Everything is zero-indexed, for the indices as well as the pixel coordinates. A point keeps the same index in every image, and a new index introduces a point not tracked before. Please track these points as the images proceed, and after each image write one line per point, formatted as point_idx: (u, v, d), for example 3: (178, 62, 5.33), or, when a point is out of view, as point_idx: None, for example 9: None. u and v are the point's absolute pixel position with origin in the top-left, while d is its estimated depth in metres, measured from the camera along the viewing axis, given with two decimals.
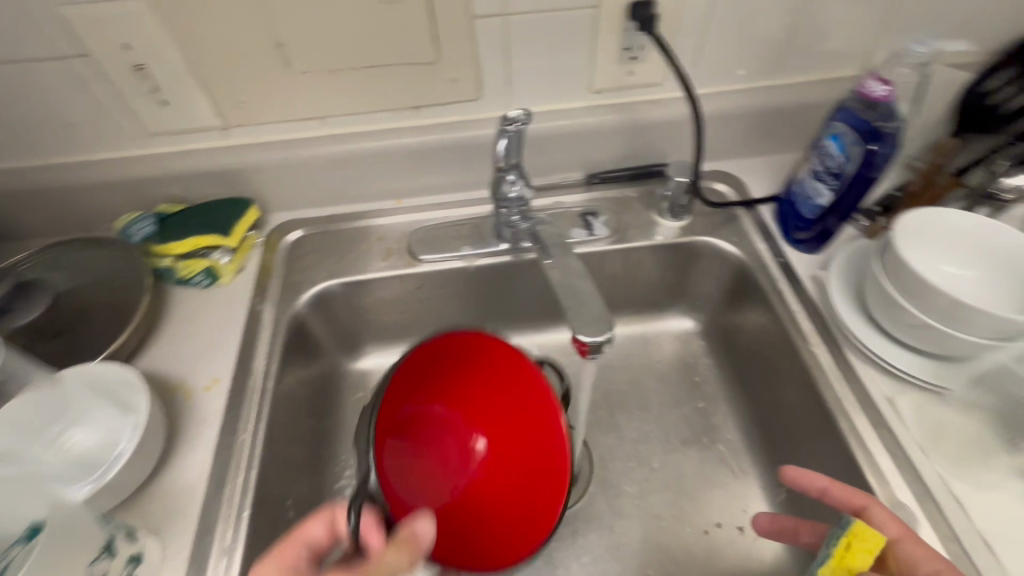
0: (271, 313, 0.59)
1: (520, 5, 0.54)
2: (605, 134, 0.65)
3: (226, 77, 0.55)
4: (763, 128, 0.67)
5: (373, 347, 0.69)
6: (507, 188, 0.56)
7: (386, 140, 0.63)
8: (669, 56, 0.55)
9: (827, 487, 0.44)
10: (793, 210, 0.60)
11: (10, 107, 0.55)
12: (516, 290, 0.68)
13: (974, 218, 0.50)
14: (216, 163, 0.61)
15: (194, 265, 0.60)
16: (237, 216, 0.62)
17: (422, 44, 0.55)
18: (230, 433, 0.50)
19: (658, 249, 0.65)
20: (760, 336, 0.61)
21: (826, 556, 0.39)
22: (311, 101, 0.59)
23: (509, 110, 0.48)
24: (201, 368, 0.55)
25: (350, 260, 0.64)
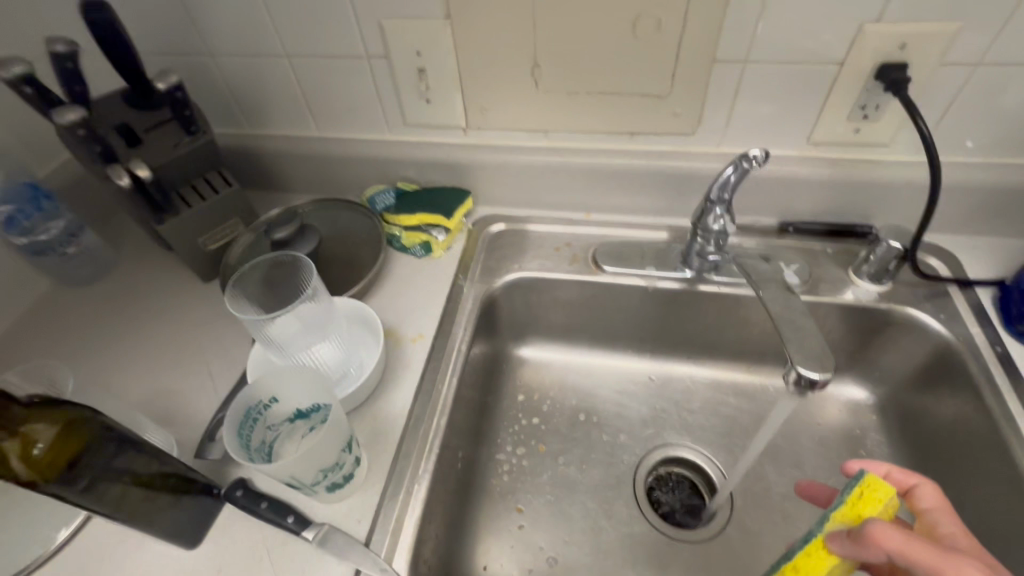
0: (470, 287, 0.68)
1: (764, 55, 0.56)
2: (814, 185, 0.65)
3: (485, 89, 0.66)
4: (995, 207, 0.63)
5: (538, 340, 0.76)
6: (711, 221, 0.58)
7: (595, 158, 0.69)
8: (914, 118, 0.54)
9: (888, 469, 0.45)
10: (1023, 298, 0.56)
11: (311, 92, 0.71)
12: (688, 321, 0.70)
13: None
14: (451, 156, 0.73)
15: (416, 237, 0.71)
16: (457, 203, 0.73)
17: (659, 79, 0.60)
18: (430, 380, 0.59)
19: (847, 308, 0.63)
20: (957, 426, 0.56)
21: (838, 503, 0.40)
22: (545, 115, 0.67)
23: (750, 148, 0.49)
24: (412, 323, 0.65)
25: (540, 258, 0.71)
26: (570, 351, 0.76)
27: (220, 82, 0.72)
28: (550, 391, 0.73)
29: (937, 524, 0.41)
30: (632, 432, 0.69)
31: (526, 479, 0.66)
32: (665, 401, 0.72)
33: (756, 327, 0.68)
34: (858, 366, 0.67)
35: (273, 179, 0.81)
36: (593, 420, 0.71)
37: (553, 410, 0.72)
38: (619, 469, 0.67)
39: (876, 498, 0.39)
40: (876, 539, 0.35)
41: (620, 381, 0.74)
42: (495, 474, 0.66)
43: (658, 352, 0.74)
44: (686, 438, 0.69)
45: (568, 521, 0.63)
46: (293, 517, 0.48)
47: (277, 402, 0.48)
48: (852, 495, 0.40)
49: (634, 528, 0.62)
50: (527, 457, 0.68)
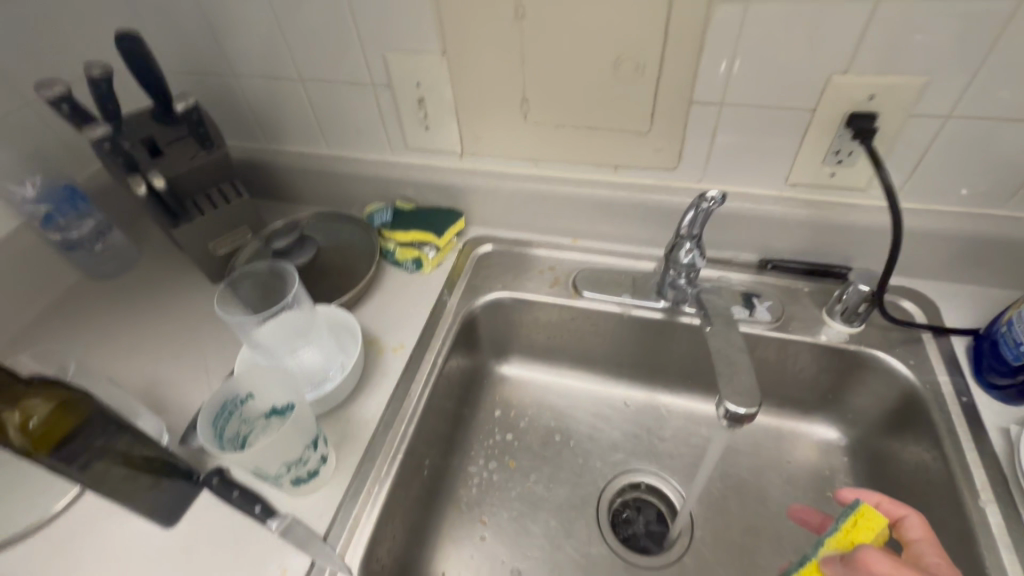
0: (454, 304, 0.72)
1: (738, 99, 0.59)
2: (791, 225, 0.66)
3: (479, 119, 0.70)
4: (975, 256, 0.63)
5: (519, 359, 0.78)
6: (682, 254, 0.60)
7: (581, 188, 0.72)
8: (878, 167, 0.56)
9: (878, 500, 0.48)
10: (992, 349, 0.56)
11: (322, 114, 0.77)
12: (663, 349, 0.72)
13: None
14: (448, 179, 0.77)
15: (408, 254, 0.75)
16: (449, 224, 0.77)
17: (639, 117, 0.63)
18: (404, 390, 0.62)
19: (818, 347, 0.64)
20: (919, 473, 0.56)
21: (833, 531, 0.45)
22: (534, 146, 0.71)
23: (706, 191, 0.52)
24: (394, 333, 0.69)
25: (524, 280, 0.75)
26: (549, 372, 0.78)
27: (243, 101, 0.78)
28: (527, 409, 0.76)
29: (923, 554, 0.43)
30: (602, 455, 0.71)
31: (494, 492, 0.68)
32: (637, 427, 0.73)
33: None
34: (830, 406, 0.67)
35: (286, 192, 0.87)
36: (565, 440, 0.73)
37: (527, 427, 0.74)
38: (585, 490, 0.68)
39: (868, 526, 0.43)
40: (866, 565, 0.39)
41: (596, 405, 0.75)
42: (464, 485, 0.69)
43: (634, 378, 0.76)
44: (654, 465, 0.70)
45: (529, 537, 0.64)
46: (260, 506, 0.51)
47: (253, 397, 0.53)
48: (847, 523, 0.45)
49: (593, 550, 0.63)
50: (498, 471, 0.70)
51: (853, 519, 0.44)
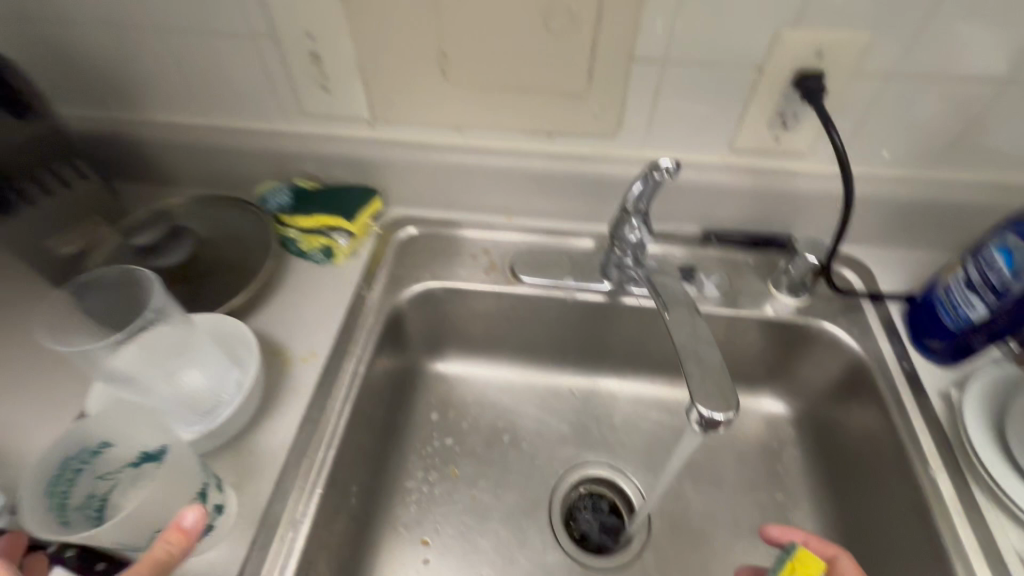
0: (374, 299, 0.62)
1: (683, 55, 0.53)
2: (736, 193, 0.63)
3: (389, 79, 0.59)
4: (908, 220, 0.63)
5: (454, 354, 0.70)
6: (627, 231, 0.55)
7: (514, 159, 0.64)
8: (830, 128, 0.52)
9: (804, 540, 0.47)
10: (930, 314, 0.56)
11: (190, 73, 0.62)
12: (608, 333, 0.67)
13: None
14: (357, 151, 0.66)
15: (314, 241, 0.64)
16: (363, 204, 0.66)
17: (575, 77, 0.56)
18: (318, 408, 0.52)
19: (766, 321, 0.61)
20: (866, 442, 0.56)
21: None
22: (457, 111, 0.61)
23: (660, 159, 0.47)
24: (303, 339, 0.58)
25: (454, 266, 0.66)
26: (488, 365, 0.71)
27: (78, 57, 0.61)
28: (466, 410, 0.68)
29: None
30: (552, 452, 0.66)
31: (435, 508, 0.61)
32: (586, 417, 0.68)
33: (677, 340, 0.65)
34: (776, 379, 0.66)
35: (152, 171, 0.71)
36: (511, 440, 0.66)
37: (469, 429, 0.67)
38: (535, 492, 0.63)
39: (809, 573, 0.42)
40: None
41: (542, 397, 0.69)
42: (400, 504, 0.61)
43: (579, 365, 0.70)
44: (605, 456, 0.65)
45: (478, 553, 0.58)
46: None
47: (112, 445, 0.41)
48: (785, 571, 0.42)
49: (548, 557, 0.58)
50: (439, 483, 0.62)
51: (790, 569, 0.42)
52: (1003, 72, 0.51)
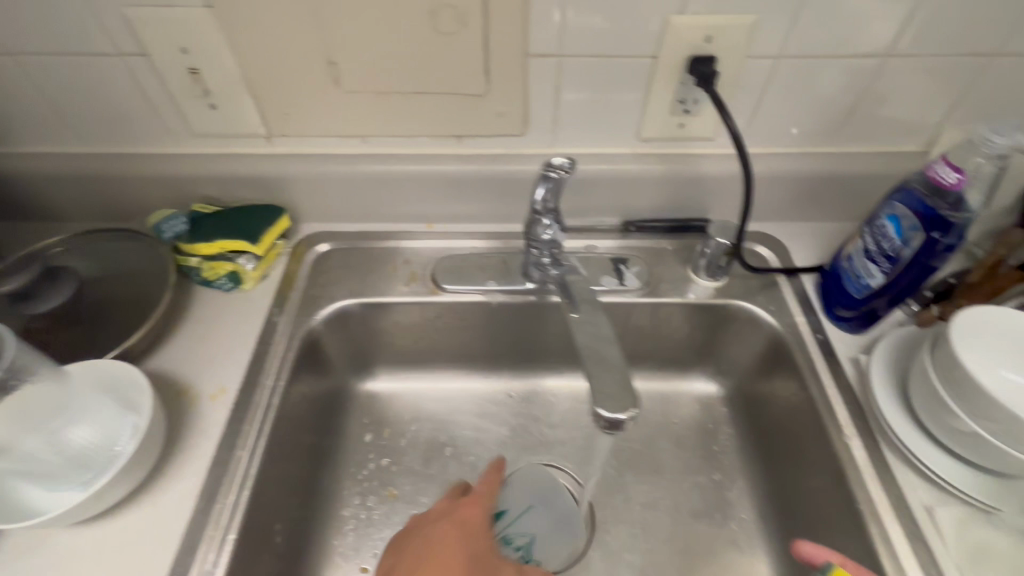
0: (288, 324, 0.59)
1: (577, 48, 0.52)
2: (649, 182, 0.63)
3: (279, 91, 0.56)
4: (814, 194, 0.65)
5: (384, 370, 0.68)
6: (540, 231, 0.54)
7: (424, 165, 0.62)
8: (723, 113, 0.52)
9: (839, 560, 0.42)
10: (838, 286, 0.57)
11: (57, 99, 0.56)
12: (538, 332, 0.66)
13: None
14: (257, 169, 0.62)
15: (219, 268, 0.60)
16: (268, 224, 0.62)
17: (473, 76, 0.54)
18: (228, 448, 0.49)
19: (688, 306, 0.62)
20: (789, 415, 0.57)
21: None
22: (357, 119, 0.59)
23: (553, 157, 0.47)
24: (211, 375, 0.54)
25: (373, 281, 0.63)
26: (422, 378, 0.69)
27: None
28: (402, 426, 0.66)
29: None
30: (492, 459, 0.64)
31: (375, 533, 0.59)
32: (525, 419, 0.67)
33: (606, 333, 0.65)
34: (705, 361, 0.67)
35: (33, 208, 0.65)
36: (450, 451, 0.65)
37: (406, 446, 0.65)
38: None
39: None
40: None
41: (479, 404, 0.68)
42: (336, 534, 0.58)
43: (515, 367, 0.69)
44: (546, 456, 0.65)
45: None
46: None
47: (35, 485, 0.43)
48: None
49: None
50: (378, 506, 0.60)
51: None
52: (880, 46, 0.53)
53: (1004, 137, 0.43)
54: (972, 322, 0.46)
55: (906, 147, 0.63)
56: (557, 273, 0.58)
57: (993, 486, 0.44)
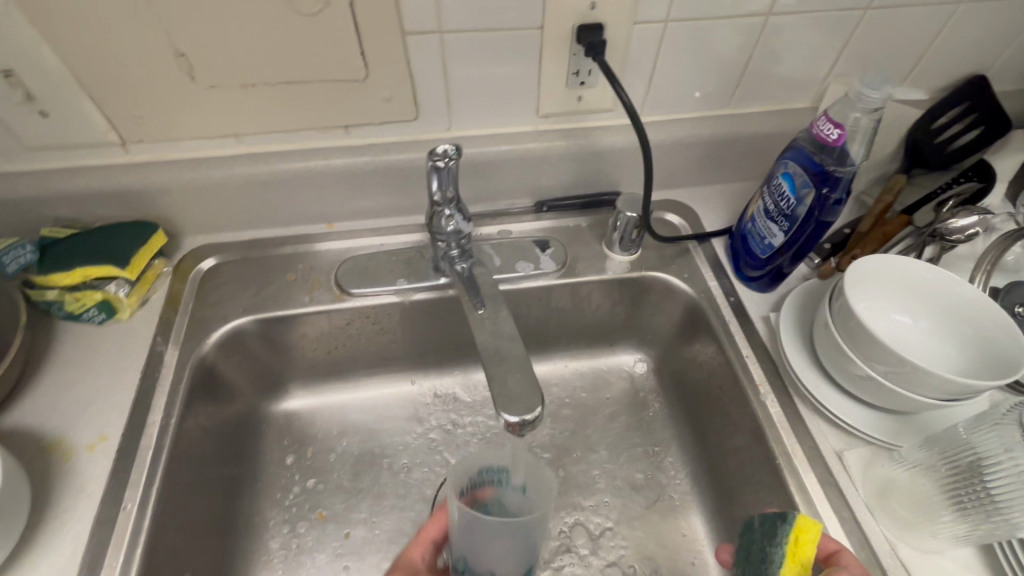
0: (176, 353, 0.53)
1: (458, 23, 0.49)
2: (555, 159, 0.61)
3: (122, 91, 0.49)
4: (716, 158, 0.65)
5: (300, 385, 0.63)
6: (444, 223, 0.50)
7: (312, 160, 0.57)
8: (614, 84, 0.51)
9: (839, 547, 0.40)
10: (744, 247, 0.58)
11: None
12: (459, 327, 0.63)
13: (942, 270, 0.47)
14: (113, 182, 0.54)
15: (86, 298, 0.52)
16: (139, 244, 0.54)
17: (348, 60, 0.49)
18: (113, 503, 0.44)
19: (606, 283, 0.62)
20: (709, 378, 0.58)
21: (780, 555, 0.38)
22: (225, 116, 0.52)
23: (437, 144, 0.44)
24: (87, 423, 0.48)
25: (271, 293, 0.58)
26: (343, 388, 0.65)
27: None
28: (326, 443, 0.62)
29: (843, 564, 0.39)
30: (425, 462, 0.61)
31: (305, 561, 0.55)
32: (457, 416, 0.65)
33: (529, 318, 0.64)
34: (630, 334, 0.67)
35: None
36: (380, 461, 0.61)
37: (333, 463, 0.61)
38: (413, 511, 0.58)
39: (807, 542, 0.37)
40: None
41: (407, 408, 0.65)
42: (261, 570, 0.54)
43: (441, 364, 0.67)
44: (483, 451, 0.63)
45: None
46: None
47: None
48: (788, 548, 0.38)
49: None
50: (307, 532, 0.56)
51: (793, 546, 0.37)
52: (762, 5, 0.53)
53: (881, 90, 0.44)
54: (865, 270, 0.48)
55: (798, 103, 0.64)
56: (463, 267, 0.54)
57: (890, 424, 0.47)
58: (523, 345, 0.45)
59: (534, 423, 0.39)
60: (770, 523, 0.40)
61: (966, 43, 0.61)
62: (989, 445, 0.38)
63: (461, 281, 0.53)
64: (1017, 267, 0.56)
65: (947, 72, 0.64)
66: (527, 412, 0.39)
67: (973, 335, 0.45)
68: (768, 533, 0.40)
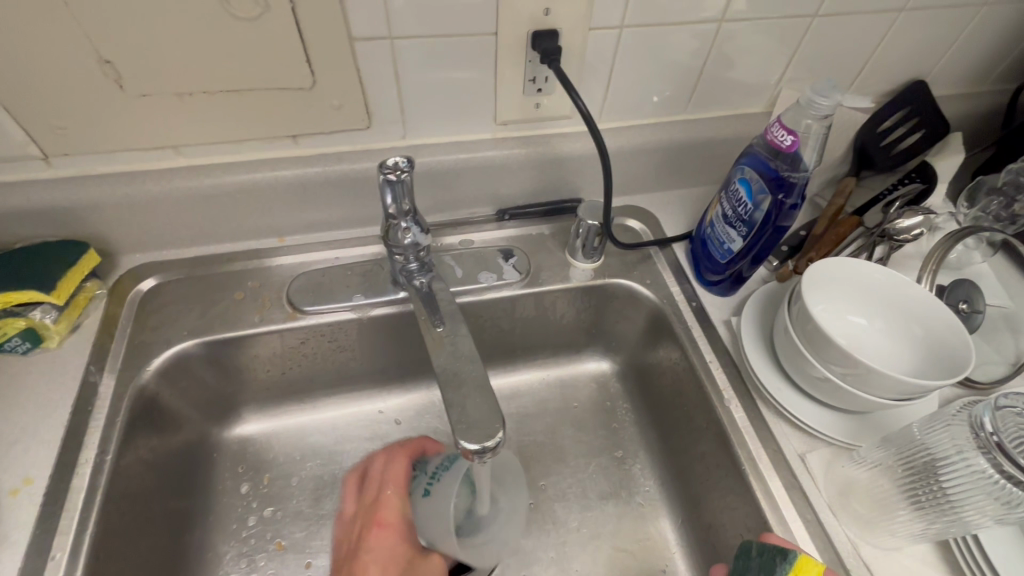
0: (112, 383, 0.49)
1: (409, 29, 0.47)
2: (515, 167, 0.60)
3: (40, 101, 0.45)
4: (675, 163, 0.66)
5: (255, 408, 0.60)
6: (400, 236, 0.48)
7: (259, 172, 0.54)
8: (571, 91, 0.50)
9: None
10: (705, 252, 0.58)
11: None
12: (421, 341, 0.61)
13: (892, 272, 0.49)
14: (34, 200, 0.50)
15: (7, 327, 0.47)
16: (67, 266, 0.50)
17: (292, 68, 0.47)
18: (40, 553, 0.40)
19: (570, 291, 0.61)
20: (675, 383, 0.58)
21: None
22: (160, 127, 0.49)
23: (388, 156, 0.42)
24: (9, 465, 0.44)
25: (218, 313, 0.55)
26: (301, 410, 0.62)
27: None
28: (283, 468, 0.59)
29: None
30: None
31: None
32: (422, 433, 0.63)
33: (493, 329, 0.62)
34: (596, 341, 0.67)
35: None
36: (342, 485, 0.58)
37: (291, 490, 0.57)
38: None
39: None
40: None
41: (369, 427, 0.62)
42: None
43: (404, 380, 0.64)
44: None
45: None
46: None
47: None
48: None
49: None
50: (264, 566, 0.53)
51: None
52: (714, 13, 0.53)
53: (833, 97, 0.45)
54: (821, 273, 0.49)
55: (752, 108, 0.65)
56: (423, 281, 0.52)
57: (848, 425, 0.48)
58: (482, 368, 0.43)
59: (493, 450, 0.37)
60: (769, 557, 0.37)
61: (907, 50, 0.63)
62: (943, 446, 0.39)
63: (418, 296, 0.51)
64: (956, 265, 0.59)
65: (890, 77, 0.66)
66: (487, 439, 0.37)
67: (923, 335, 0.47)
68: (766, 567, 0.37)
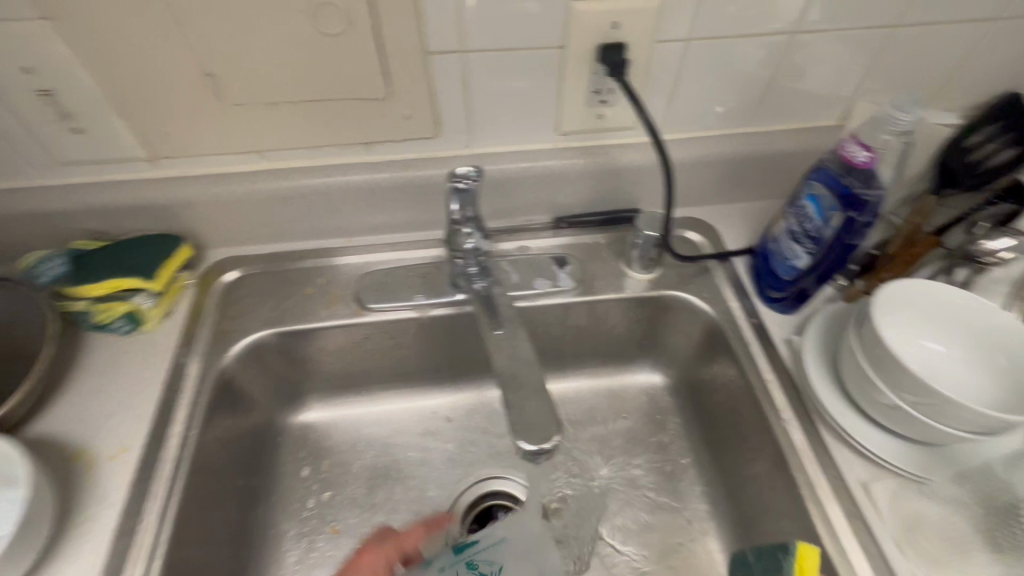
0: (197, 366, 0.54)
1: (480, 43, 0.49)
2: (574, 176, 0.61)
3: (151, 109, 0.50)
4: (738, 176, 0.64)
5: (319, 397, 0.64)
6: (462, 241, 0.50)
7: (334, 176, 0.57)
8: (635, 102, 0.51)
9: None
10: (767, 268, 0.56)
11: None
12: (475, 343, 0.63)
13: (975, 297, 0.46)
14: (140, 196, 0.56)
15: (113, 309, 0.53)
16: (165, 256, 0.55)
17: (370, 80, 0.50)
18: (133, 514, 0.45)
19: (625, 301, 0.61)
20: (729, 400, 0.57)
21: None
22: (250, 133, 0.53)
23: (459, 165, 0.44)
24: (110, 433, 0.49)
25: (290, 307, 0.59)
26: (359, 402, 0.65)
27: None
28: (341, 456, 0.62)
29: None
30: (439, 479, 0.61)
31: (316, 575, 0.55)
32: (471, 432, 0.65)
33: (546, 335, 0.63)
34: (648, 352, 0.66)
35: None
36: (394, 476, 0.61)
37: (347, 476, 0.61)
38: None
39: None
40: None
41: (422, 423, 0.65)
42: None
43: (457, 379, 0.66)
44: (499, 466, 0.62)
45: None
46: None
47: None
48: None
49: None
50: (320, 546, 0.56)
51: None
52: (788, 23, 0.52)
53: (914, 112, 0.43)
54: (894, 295, 0.47)
55: (824, 121, 0.63)
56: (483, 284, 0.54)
57: (919, 456, 0.45)
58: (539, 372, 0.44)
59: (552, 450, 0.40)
60: None
61: (1002, 60, 0.59)
62: None
63: (477, 299, 0.53)
64: None
65: (980, 90, 0.62)
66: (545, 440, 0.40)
67: (1008, 366, 0.44)
68: None
